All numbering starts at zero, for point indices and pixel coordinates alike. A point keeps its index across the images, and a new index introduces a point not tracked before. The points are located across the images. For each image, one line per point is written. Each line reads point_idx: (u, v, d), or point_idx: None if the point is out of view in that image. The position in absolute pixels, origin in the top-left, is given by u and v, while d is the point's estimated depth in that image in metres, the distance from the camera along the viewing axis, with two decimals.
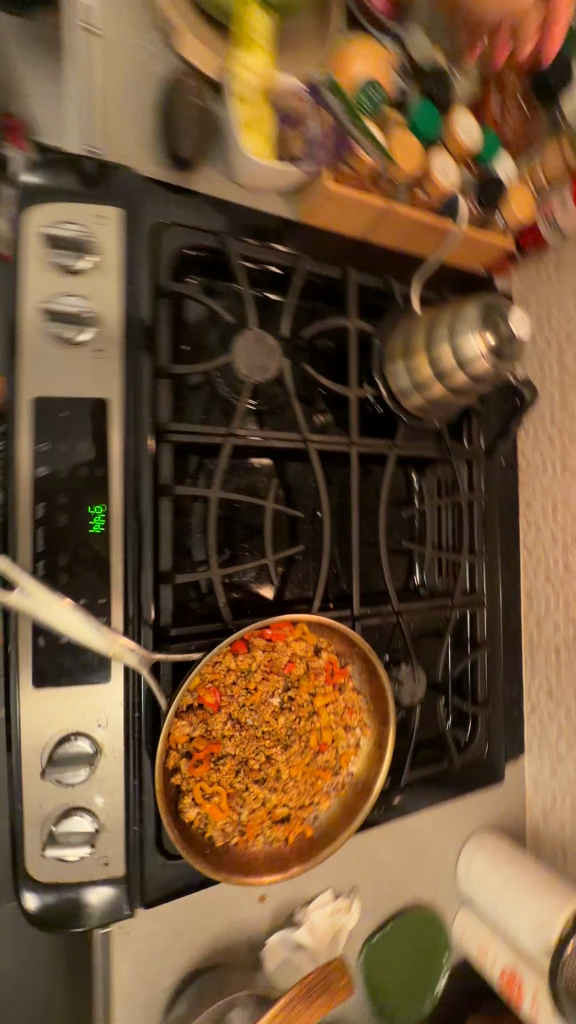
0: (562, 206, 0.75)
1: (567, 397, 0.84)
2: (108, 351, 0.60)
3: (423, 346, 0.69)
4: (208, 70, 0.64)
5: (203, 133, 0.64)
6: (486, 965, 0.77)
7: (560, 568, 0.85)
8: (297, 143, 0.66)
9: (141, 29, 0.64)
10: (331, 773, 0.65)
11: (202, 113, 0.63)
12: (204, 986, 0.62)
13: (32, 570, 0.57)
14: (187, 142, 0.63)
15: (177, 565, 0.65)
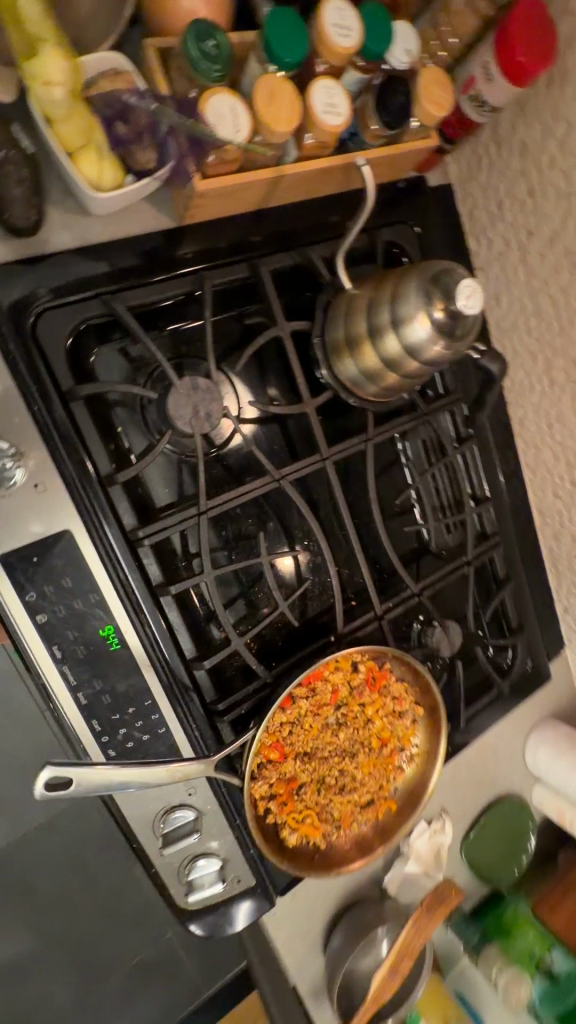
0: (486, 78, 0.58)
1: (541, 304, 0.73)
2: (46, 482, 0.56)
3: (366, 333, 0.60)
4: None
5: (31, 169, 0.50)
6: (566, 824, 0.91)
7: (567, 483, 0.83)
8: (143, 134, 0.51)
9: None
10: (398, 752, 0.73)
11: (17, 147, 0.49)
12: (348, 927, 0.77)
13: (76, 702, 0.60)
14: (16, 193, 0.49)
15: (201, 642, 0.68)
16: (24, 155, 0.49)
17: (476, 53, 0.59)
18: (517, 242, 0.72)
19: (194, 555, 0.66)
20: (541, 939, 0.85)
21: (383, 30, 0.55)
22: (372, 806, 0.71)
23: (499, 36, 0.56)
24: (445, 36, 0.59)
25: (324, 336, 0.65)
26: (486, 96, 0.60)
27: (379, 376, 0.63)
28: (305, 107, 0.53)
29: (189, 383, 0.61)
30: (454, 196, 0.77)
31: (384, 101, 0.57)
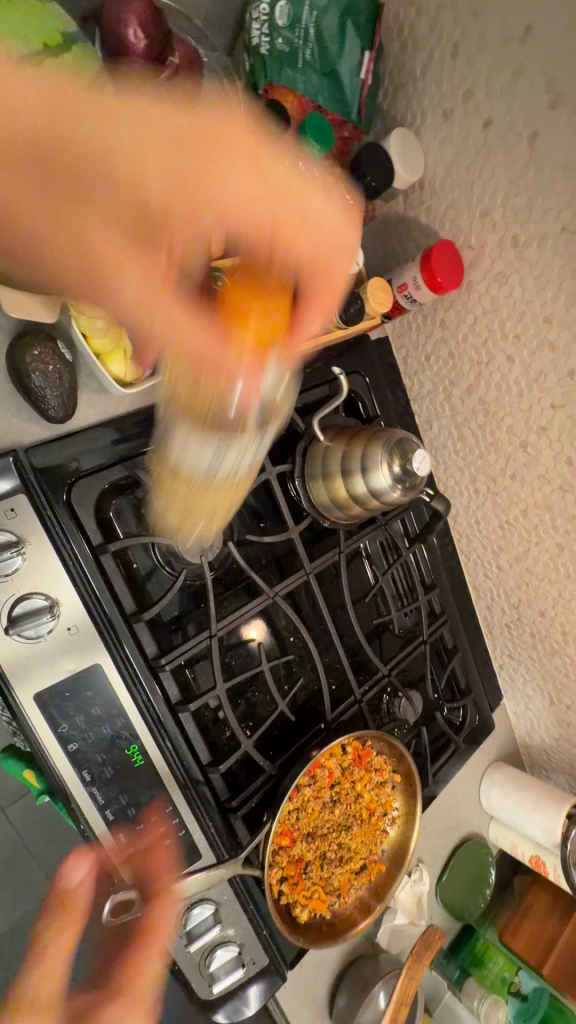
0: (415, 285, 0.77)
1: (464, 433, 0.93)
2: (78, 625, 0.63)
3: (338, 474, 0.75)
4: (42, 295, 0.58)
5: (68, 371, 0.61)
6: (519, 853, 1.05)
7: (494, 567, 1.01)
8: None
9: None
10: (382, 819, 0.84)
11: (58, 356, 0.59)
12: (350, 990, 0.85)
13: (105, 819, 0.66)
14: (55, 393, 0.59)
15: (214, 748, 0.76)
16: (62, 362, 0.60)
17: (407, 266, 0.78)
18: (443, 386, 0.91)
19: (203, 668, 0.75)
20: (509, 962, 0.99)
21: None
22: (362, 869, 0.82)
23: (423, 261, 0.75)
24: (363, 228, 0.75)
25: (303, 476, 0.78)
26: (415, 296, 0.79)
27: (349, 507, 0.77)
28: None
29: None
30: (392, 346, 0.95)
31: (343, 303, 0.72)
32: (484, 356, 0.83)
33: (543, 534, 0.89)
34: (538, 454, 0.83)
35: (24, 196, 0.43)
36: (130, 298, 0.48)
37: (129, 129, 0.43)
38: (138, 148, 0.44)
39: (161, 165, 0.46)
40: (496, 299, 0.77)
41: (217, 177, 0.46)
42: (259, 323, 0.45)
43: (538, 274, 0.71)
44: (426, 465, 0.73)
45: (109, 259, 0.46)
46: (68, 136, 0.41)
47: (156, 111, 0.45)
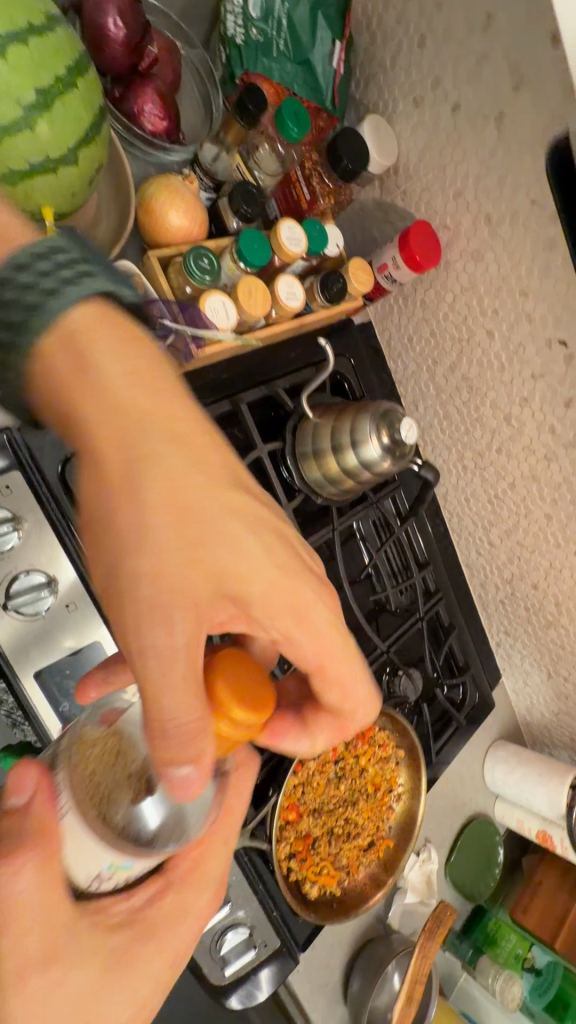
0: (395, 265, 0.80)
1: (449, 411, 0.95)
2: (76, 603, 0.63)
3: (329, 449, 0.76)
4: None
5: None
6: (525, 829, 1.05)
7: (486, 544, 1.02)
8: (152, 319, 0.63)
9: None
10: (387, 795, 0.83)
11: None
12: (363, 971, 0.85)
13: None
14: None
15: None
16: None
17: (386, 247, 0.81)
18: (426, 366, 0.94)
19: None
20: (523, 939, 0.98)
21: (321, 238, 0.74)
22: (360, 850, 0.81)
23: (401, 240, 0.77)
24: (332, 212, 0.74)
25: (295, 452, 0.80)
26: (395, 276, 0.81)
27: (342, 481, 0.78)
28: (272, 295, 0.70)
29: None
30: (375, 329, 0.97)
31: (326, 282, 0.74)
32: (465, 333, 0.85)
33: (531, 505, 0.90)
34: (523, 426, 0.84)
35: (152, 504, 0.42)
36: (161, 607, 0.42)
37: (259, 555, 0.47)
38: (292, 616, 0.49)
39: (252, 562, 0.47)
40: (473, 276, 0.79)
41: (278, 595, 0.49)
42: (244, 719, 0.41)
43: (512, 250, 0.74)
44: (413, 433, 0.75)
45: (161, 578, 0.43)
46: (192, 478, 0.44)
47: (274, 544, 0.48)
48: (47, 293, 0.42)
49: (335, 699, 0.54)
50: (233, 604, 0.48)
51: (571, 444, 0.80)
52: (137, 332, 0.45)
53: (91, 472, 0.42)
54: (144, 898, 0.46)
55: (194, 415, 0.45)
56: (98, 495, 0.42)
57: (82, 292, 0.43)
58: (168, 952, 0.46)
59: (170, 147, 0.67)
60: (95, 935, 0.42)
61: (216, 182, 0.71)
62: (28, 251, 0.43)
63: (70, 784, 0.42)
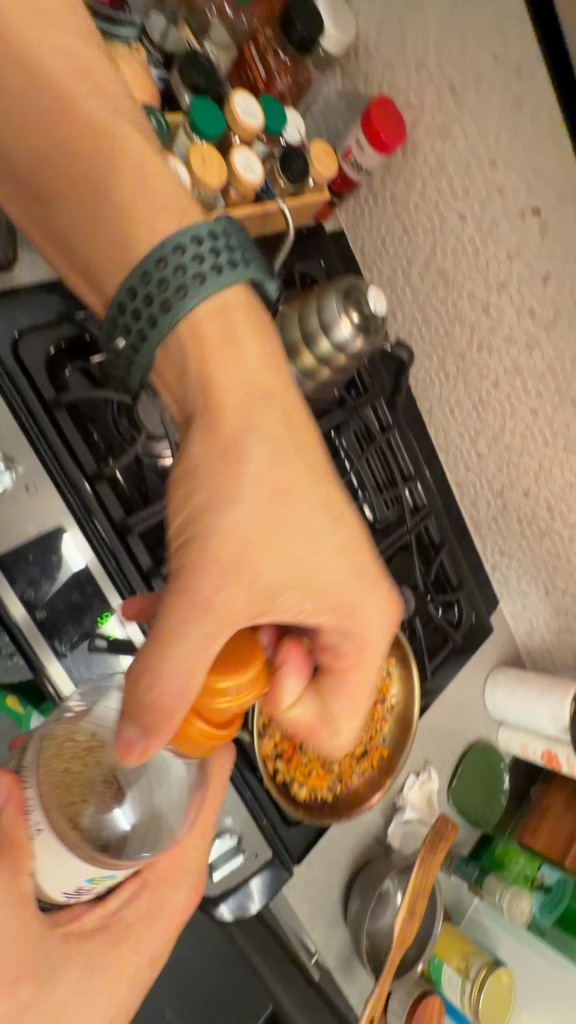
0: (359, 148, 0.78)
1: (428, 314, 0.91)
2: (37, 484, 0.60)
3: (299, 338, 0.73)
4: None
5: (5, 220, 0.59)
6: (530, 753, 1.01)
7: (474, 457, 0.99)
8: None
9: None
10: (380, 703, 0.80)
11: None
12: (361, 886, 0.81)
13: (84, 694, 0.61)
14: None
15: None
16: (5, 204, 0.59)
17: (350, 132, 0.78)
18: (401, 268, 0.91)
19: None
20: (531, 861, 0.93)
21: (280, 119, 0.72)
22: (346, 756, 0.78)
23: (364, 120, 0.75)
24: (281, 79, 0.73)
25: None
26: (360, 161, 0.79)
27: (317, 374, 0.75)
28: (229, 169, 0.67)
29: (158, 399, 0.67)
30: (346, 238, 0.94)
31: (288, 163, 0.72)
32: (437, 222, 0.82)
33: (516, 403, 0.87)
34: (502, 314, 0.81)
35: (251, 468, 0.47)
36: (243, 556, 0.46)
37: (337, 543, 0.51)
38: (340, 614, 0.53)
39: (327, 558, 0.51)
40: (441, 156, 0.77)
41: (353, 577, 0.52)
42: (235, 689, 0.42)
43: (479, 117, 0.71)
44: (382, 304, 0.72)
45: (234, 539, 0.46)
46: (296, 464, 0.49)
47: (347, 547, 0.52)
48: (194, 280, 0.46)
49: (335, 712, 0.55)
50: (296, 597, 0.50)
51: (552, 323, 0.76)
52: (268, 323, 0.50)
53: (203, 428, 0.47)
54: (118, 904, 0.47)
55: (301, 414, 0.50)
56: (203, 448, 0.46)
57: (235, 285, 0.48)
58: (142, 951, 0.46)
59: (119, 21, 0.63)
60: (62, 959, 0.42)
61: (168, 58, 0.69)
62: (210, 227, 0.46)
63: (42, 776, 0.42)
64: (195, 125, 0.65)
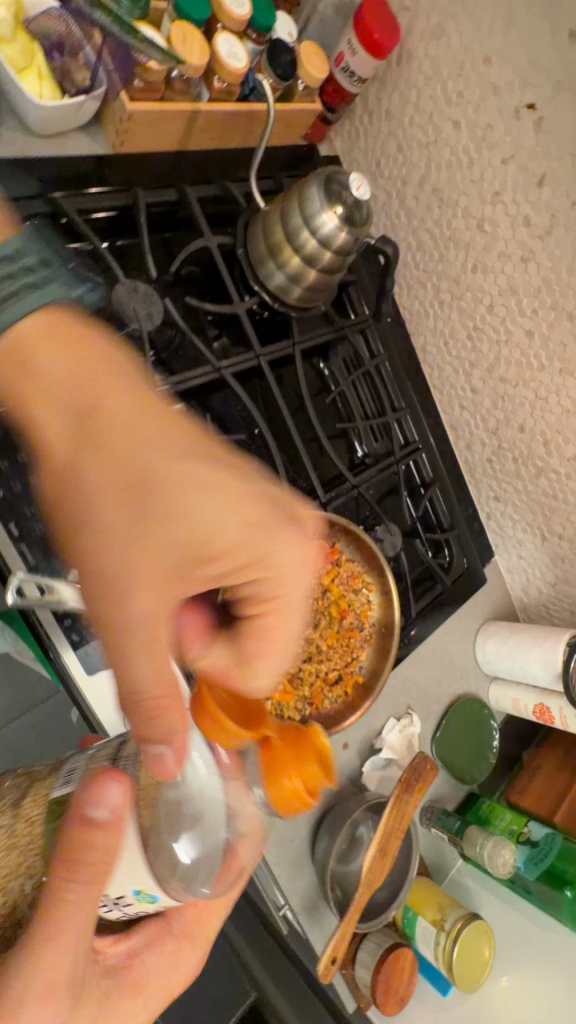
0: (351, 52, 0.76)
1: (422, 239, 0.88)
2: None
3: (283, 237, 0.70)
4: None
5: None
6: (522, 709, 0.96)
7: (469, 393, 0.95)
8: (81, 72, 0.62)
9: None
10: (357, 629, 0.76)
11: None
12: (331, 823, 0.76)
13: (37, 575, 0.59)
14: None
15: None
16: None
17: (343, 37, 0.77)
18: (396, 190, 0.88)
19: None
20: (518, 817, 0.87)
21: (269, 13, 0.70)
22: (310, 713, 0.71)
23: (356, 19, 0.73)
24: None
25: (247, 246, 0.75)
26: (352, 66, 0.77)
27: (304, 276, 0.73)
28: (212, 55, 0.66)
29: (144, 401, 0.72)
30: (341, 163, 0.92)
31: (275, 58, 0.70)
32: (431, 134, 0.79)
33: (511, 325, 0.83)
34: (496, 227, 0.78)
35: (100, 494, 0.40)
36: (142, 582, 0.41)
37: (227, 503, 0.42)
38: (257, 557, 0.43)
39: (216, 506, 0.42)
40: (436, 59, 0.75)
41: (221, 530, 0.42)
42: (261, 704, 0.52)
43: (473, 11, 0.69)
44: (365, 193, 0.70)
45: (119, 560, 0.41)
46: (147, 457, 0.41)
47: (238, 483, 0.43)
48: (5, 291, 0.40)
49: (256, 648, 0.47)
50: (216, 571, 0.43)
51: (547, 231, 0.73)
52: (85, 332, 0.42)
53: (47, 468, 0.41)
54: (140, 942, 0.46)
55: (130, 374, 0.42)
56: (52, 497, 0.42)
57: (39, 303, 0.41)
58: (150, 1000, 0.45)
59: None
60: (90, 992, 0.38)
61: None
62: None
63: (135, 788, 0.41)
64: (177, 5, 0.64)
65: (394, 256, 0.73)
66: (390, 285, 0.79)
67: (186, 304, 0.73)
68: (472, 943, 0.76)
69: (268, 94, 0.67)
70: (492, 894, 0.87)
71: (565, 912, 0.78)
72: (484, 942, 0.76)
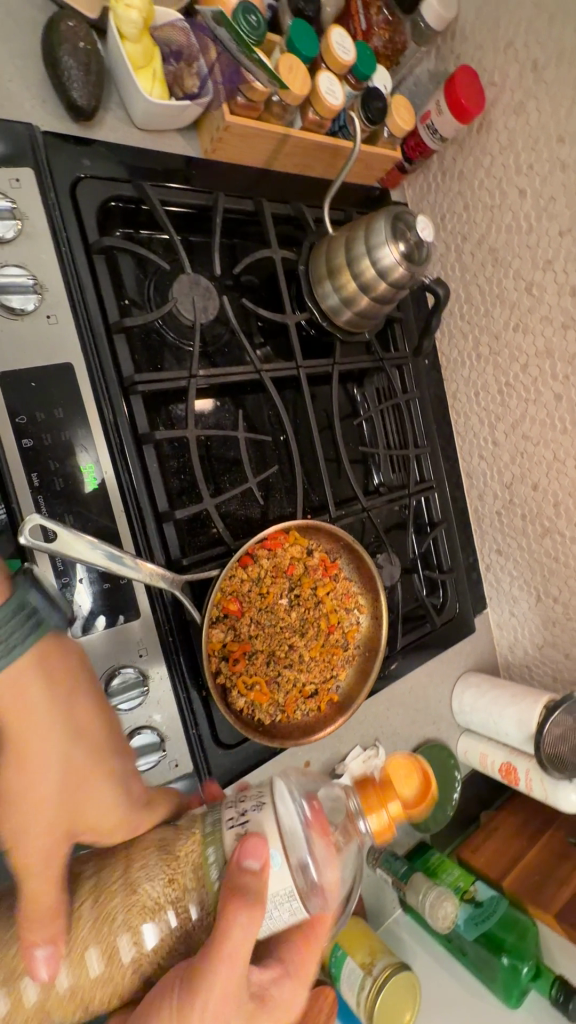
0: (438, 111, 0.81)
1: (471, 293, 0.92)
2: (57, 316, 0.62)
3: (345, 263, 0.74)
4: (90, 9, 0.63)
5: (96, 74, 0.62)
6: (488, 766, 0.95)
7: (490, 444, 0.98)
8: (192, 81, 0.67)
9: None
10: (342, 647, 0.77)
11: (93, 54, 0.61)
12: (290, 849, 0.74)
13: None
14: (79, 89, 0.61)
15: (174, 503, 0.70)
16: (92, 48, 0.61)
17: (433, 97, 0.82)
18: (454, 243, 0.93)
19: (176, 412, 0.72)
20: (466, 875, 0.84)
21: (370, 64, 0.76)
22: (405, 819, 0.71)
23: (448, 84, 0.79)
24: (375, 34, 0.79)
25: (308, 266, 0.79)
26: (437, 124, 0.82)
27: (357, 302, 0.77)
28: (313, 89, 0.71)
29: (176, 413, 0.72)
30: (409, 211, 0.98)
31: (367, 102, 0.75)
32: (497, 198, 0.85)
33: (541, 387, 0.86)
34: (543, 292, 0.82)
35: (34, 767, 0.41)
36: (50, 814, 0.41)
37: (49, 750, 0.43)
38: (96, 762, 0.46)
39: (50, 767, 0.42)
40: (513, 132, 0.80)
41: (31, 767, 0.41)
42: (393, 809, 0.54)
43: (554, 94, 0.74)
44: (429, 233, 0.73)
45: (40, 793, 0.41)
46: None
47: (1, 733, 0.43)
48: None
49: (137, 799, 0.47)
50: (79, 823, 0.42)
51: None
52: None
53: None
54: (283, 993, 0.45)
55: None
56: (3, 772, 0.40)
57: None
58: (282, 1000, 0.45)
59: None
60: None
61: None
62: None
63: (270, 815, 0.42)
64: (289, 41, 0.69)
65: (444, 300, 0.76)
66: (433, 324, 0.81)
67: (242, 306, 0.77)
68: (402, 1000, 0.74)
69: (356, 127, 0.71)
70: (425, 947, 0.85)
71: (499, 978, 0.78)
72: (407, 1002, 0.75)
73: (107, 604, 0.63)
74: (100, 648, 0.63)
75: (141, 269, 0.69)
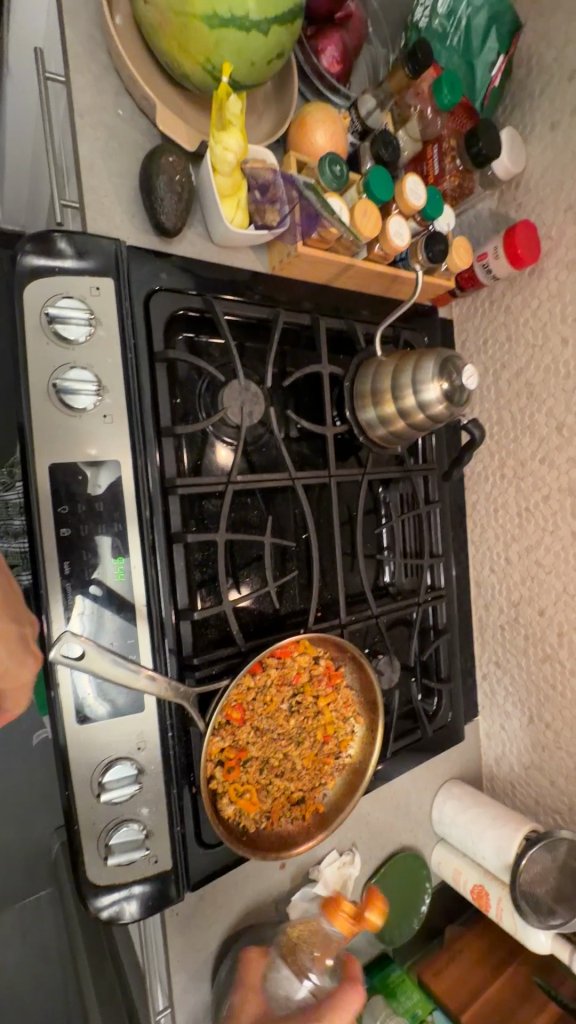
0: (495, 255, 0.86)
1: (503, 417, 0.96)
2: (113, 415, 0.65)
3: (389, 392, 0.78)
4: (189, 142, 0.69)
5: (185, 202, 0.67)
6: (460, 884, 0.94)
7: (502, 560, 1.00)
8: (273, 214, 0.72)
9: (120, 109, 0.67)
10: (333, 756, 0.78)
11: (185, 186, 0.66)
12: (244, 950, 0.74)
13: (74, 618, 0.63)
14: (169, 211, 0.66)
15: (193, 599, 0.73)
16: (185, 179, 0.67)
17: (492, 240, 0.87)
18: (493, 368, 0.97)
19: (207, 510, 0.75)
20: (424, 1001, 0.84)
21: (437, 206, 0.80)
22: (336, 903, 0.74)
23: (507, 234, 0.83)
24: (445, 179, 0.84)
25: (353, 382, 0.82)
26: (492, 265, 0.87)
27: (393, 424, 0.80)
28: (381, 230, 0.76)
29: (208, 511, 0.75)
30: (454, 328, 1.02)
31: (431, 242, 0.80)
32: (540, 339, 0.89)
33: (560, 521, 0.89)
34: (573, 436, 0.85)
35: None
36: None
37: None
38: None
39: None
40: (563, 285, 0.84)
41: None
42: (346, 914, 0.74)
43: None
44: (472, 383, 0.77)
45: None
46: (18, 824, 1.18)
47: None
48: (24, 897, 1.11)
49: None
50: None
51: None
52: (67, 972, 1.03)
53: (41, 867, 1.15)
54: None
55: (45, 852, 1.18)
56: None
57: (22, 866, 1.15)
58: None
59: (338, 95, 0.78)
60: None
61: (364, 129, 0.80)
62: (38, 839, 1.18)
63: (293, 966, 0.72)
64: (366, 185, 0.74)
65: (479, 440, 0.79)
66: (464, 456, 0.84)
67: (285, 412, 0.81)
68: None
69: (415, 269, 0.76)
70: None
71: None
72: None
73: (112, 697, 0.65)
74: (100, 738, 0.64)
75: (196, 375, 0.73)
